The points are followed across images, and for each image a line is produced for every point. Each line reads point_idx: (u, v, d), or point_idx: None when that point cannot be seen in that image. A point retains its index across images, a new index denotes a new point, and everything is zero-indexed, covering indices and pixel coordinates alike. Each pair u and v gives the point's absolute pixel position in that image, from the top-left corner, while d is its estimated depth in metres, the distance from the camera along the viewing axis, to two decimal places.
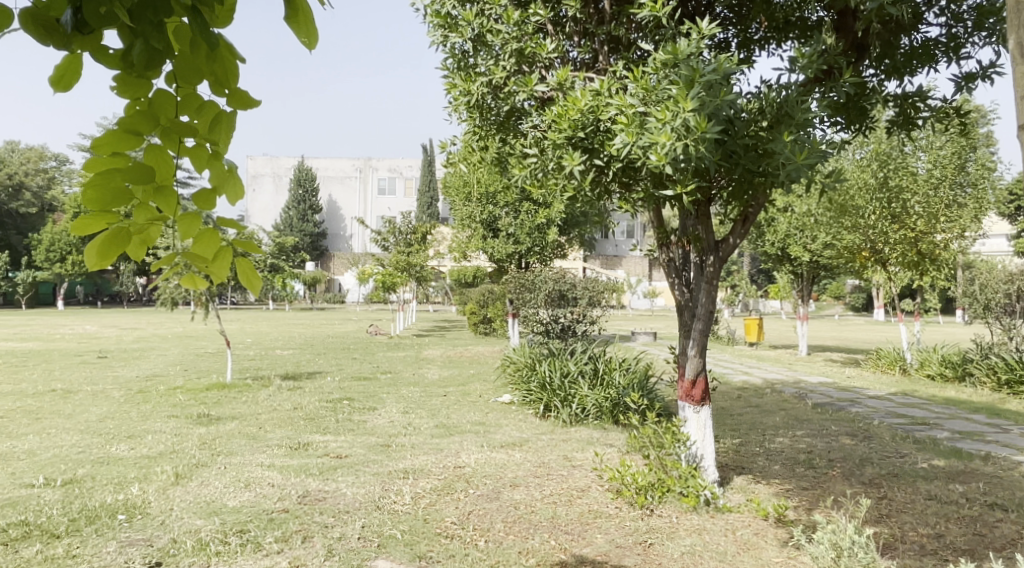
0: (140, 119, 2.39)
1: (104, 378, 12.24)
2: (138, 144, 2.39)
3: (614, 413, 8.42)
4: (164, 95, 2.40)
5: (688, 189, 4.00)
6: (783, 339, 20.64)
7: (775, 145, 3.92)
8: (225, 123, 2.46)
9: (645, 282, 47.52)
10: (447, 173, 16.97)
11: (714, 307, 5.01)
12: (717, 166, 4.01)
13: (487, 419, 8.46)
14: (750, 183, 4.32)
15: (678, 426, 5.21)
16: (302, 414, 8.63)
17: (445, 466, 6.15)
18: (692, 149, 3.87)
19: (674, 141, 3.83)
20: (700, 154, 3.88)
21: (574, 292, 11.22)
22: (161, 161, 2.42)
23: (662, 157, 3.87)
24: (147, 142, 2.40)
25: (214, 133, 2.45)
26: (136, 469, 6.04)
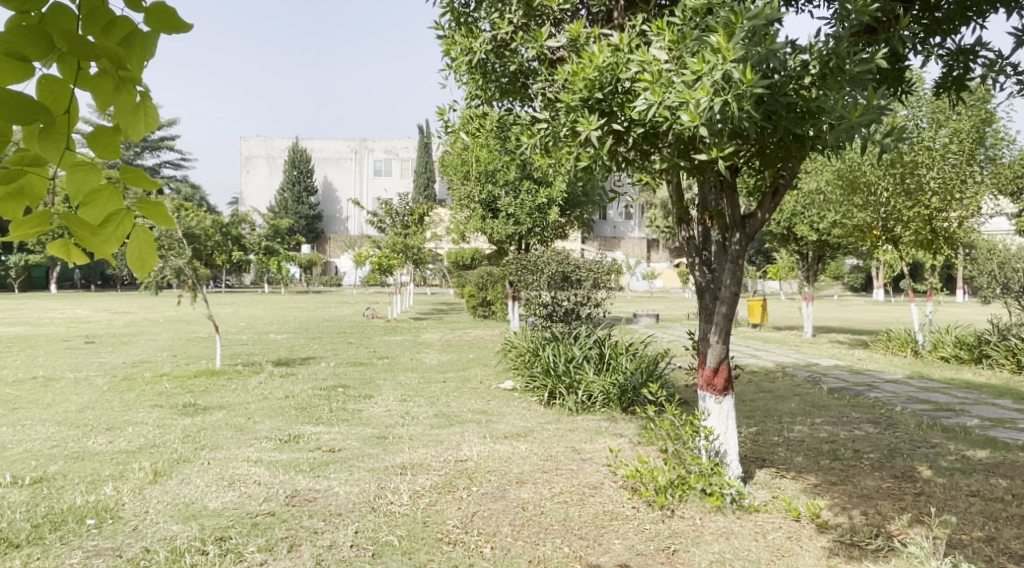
0: (25, 38, 1.96)
1: (90, 365, 11.83)
2: (27, 73, 1.96)
3: (622, 401, 8.01)
4: (60, 11, 2.02)
5: (725, 154, 3.57)
6: (787, 319, 20.28)
7: (828, 102, 3.47)
8: (140, 47, 2.11)
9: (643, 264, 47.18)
10: (444, 152, 16.49)
11: (738, 290, 4.54)
12: (756, 127, 3.59)
13: (489, 407, 8.04)
14: (789, 149, 3.90)
15: (698, 419, 4.75)
16: (294, 403, 8.21)
17: (445, 460, 5.73)
18: (730, 106, 3.44)
19: (711, 97, 3.40)
20: (740, 111, 3.45)
21: (578, 274, 10.76)
22: (59, 94, 2.01)
23: (695, 117, 3.44)
24: (41, 71, 1.97)
25: (124, 51, 2.09)
26: (112, 466, 5.64)
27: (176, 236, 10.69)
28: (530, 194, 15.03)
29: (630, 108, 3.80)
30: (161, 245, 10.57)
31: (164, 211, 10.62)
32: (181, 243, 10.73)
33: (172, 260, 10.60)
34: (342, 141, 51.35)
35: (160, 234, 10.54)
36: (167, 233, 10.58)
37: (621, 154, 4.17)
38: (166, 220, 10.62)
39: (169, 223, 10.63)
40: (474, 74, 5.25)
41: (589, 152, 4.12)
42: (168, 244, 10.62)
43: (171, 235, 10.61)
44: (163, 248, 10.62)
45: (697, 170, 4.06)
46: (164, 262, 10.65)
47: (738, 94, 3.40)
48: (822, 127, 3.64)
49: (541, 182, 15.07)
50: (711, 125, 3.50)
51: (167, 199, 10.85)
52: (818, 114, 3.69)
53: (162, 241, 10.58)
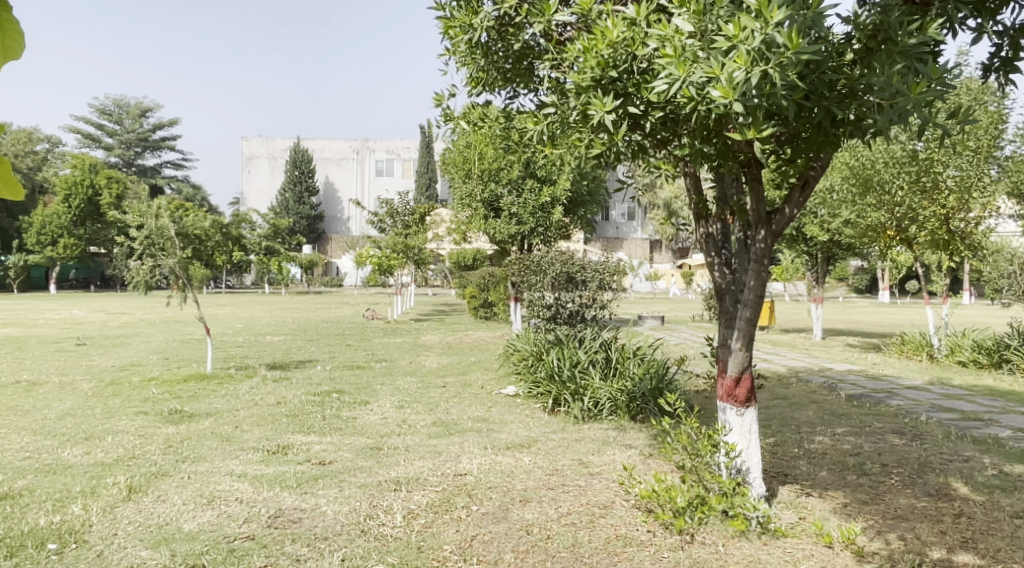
0: None
1: (79, 367, 11.48)
2: None
3: (630, 408, 7.61)
4: None
5: (762, 135, 3.25)
6: (795, 321, 19.87)
7: (880, 79, 3.25)
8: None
9: (647, 265, 46.78)
10: (447, 150, 16.12)
11: (764, 293, 4.16)
12: (795, 105, 3.28)
13: (491, 414, 7.64)
14: (830, 133, 3.61)
15: (719, 433, 4.35)
16: (285, 410, 7.82)
17: (442, 474, 5.34)
18: (770, 80, 3.14)
19: (748, 67, 3.09)
20: (780, 87, 3.16)
21: (583, 274, 10.34)
22: None
23: (728, 93, 3.14)
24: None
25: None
26: (84, 481, 5.26)
27: (167, 234, 10.31)
28: (533, 193, 14.63)
29: (650, 87, 3.48)
30: (150, 243, 10.19)
31: (154, 209, 10.24)
32: (171, 241, 10.35)
33: (162, 260, 10.21)
34: (343, 141, 50.98)
35: (149, 232, 10.16)
36: (156, 231, 10.20)
37: (637, 141, 3.84)
38: (156, 218, 10.23)
39: (159, 221, 10.25)
40: (474, 54, 4.89)
41: (602, 137, 3.78)
42: (158, 243, 10.24)
43: (161, 234, 10.23)
44: (152, 247, 10.24)
45: (724, 157, 3.74)
46: (153, 262, 10.25)
47: (781, 65, 3.10)
48: (867, 107, 3.39)
49: (544, 180, 14.67)
50: (747, 103, 3.19)
51: (157, 196, 10.47)
52: (863, 94, 3.45)
53: (152, 239, 10.20)
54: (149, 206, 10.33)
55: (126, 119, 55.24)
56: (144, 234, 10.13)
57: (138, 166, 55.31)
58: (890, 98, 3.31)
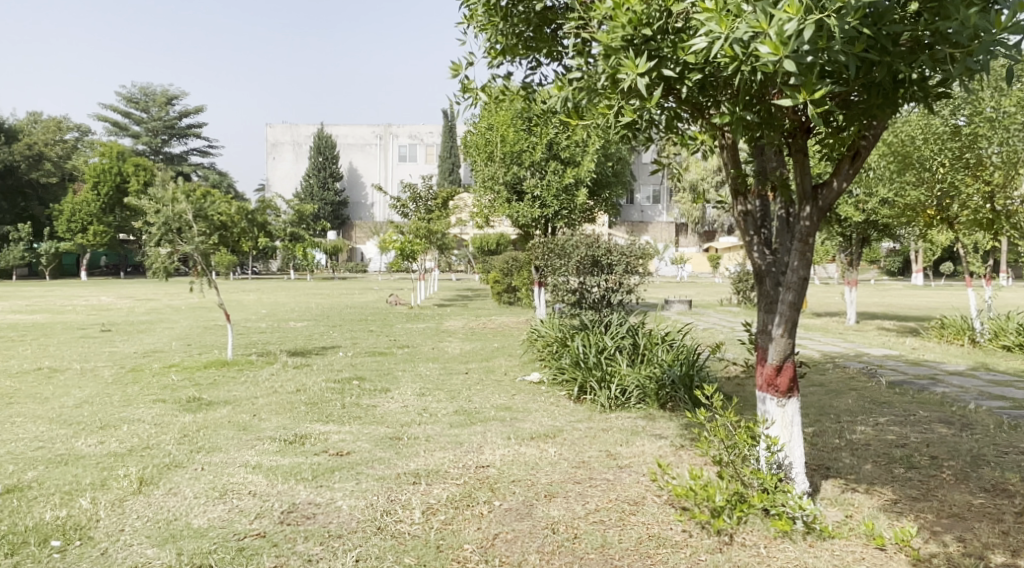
0: None
1: (101, 354, 11.39)
2: None
3: (659, 396, 7.33)
4: None
5: (816, 96, 3.00)
6: (826, 305, 19.41)
7: (957, 24, 3.05)
8: None
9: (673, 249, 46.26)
10: (469, 132, 15.86)
11: (808, 275, 3.87)
12: (851, 58, 3.03)
13: (514, 403, 7.40)
14: (892, 90, 3.41)
15: (759, 427, 4.08)
16: (304, 398, 7.63)
17: (464, 466, 5.11)
18: (825, 33, 2.90)
19: (801, 18, 2.83)
20: (836, 40, 2.92)
21: (609, 258, 10.03)
22: None
23: (777, 47, 2.88)
24: None
25: None
26: (95, 473, 5.09)
27: (184, 220, 10.09)
28: (556, 175, 14.31)
29: (688, 47, 3.22)
30: (167, 229, 9.98)
31: (171, 194, 10.01)
32: (189, 226, 10.16)
33: (179, 245, 10.01)
34: (367, 126, 50.86)
35: (166, 217, 9.94)
36: (172, 217, 9.97)
37: (672, 108, 3.59)
38: (172, 203, 10.01)
39: (176, 206, 10.03)
40: (494, 17, 4.62)
41: (633, 104, 3.53)
42: (175, 227, 10.02)
43: (178, 219, 10.03)
44: (169, 233, 10.02)
45: (769, 123, 3.47)
46: (170, 247, 10.03)
47: (839, 12, 2.86)
48: (937, 60, 3.22)
49: (569, 162, 14.34)
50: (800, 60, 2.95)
51: (174, 181, 10.25)
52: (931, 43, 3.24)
53: (169, 224, 9.99)
54: (166, 190, 10.11)
55: (152, 107, 55.49)
56: (161, 219, 9.90)
57: (165, 154, 55.64)
58: (969, 44, 3.12)
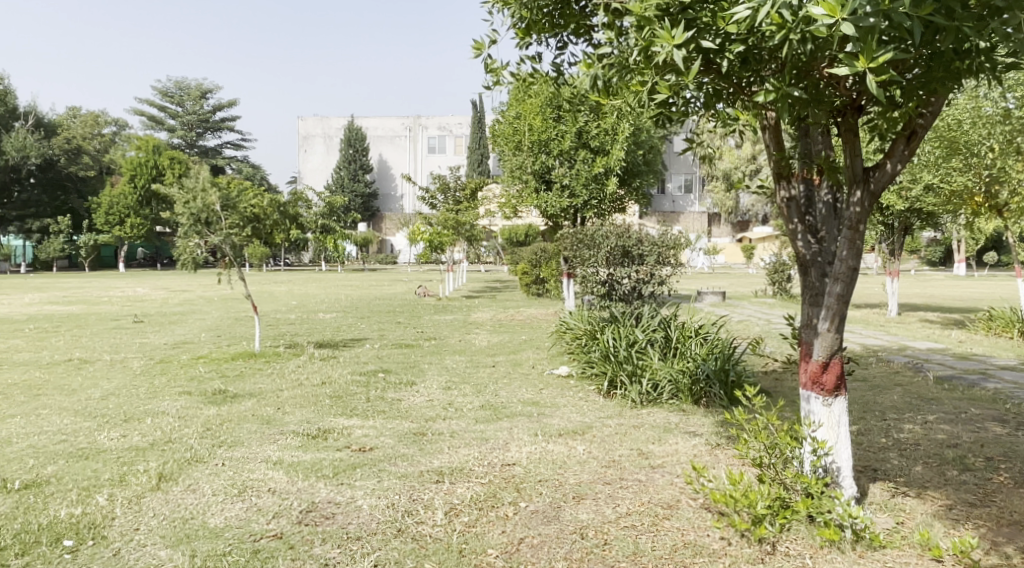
0: None
1: (130, 345, 11.40)
2: None
3: (692, 392, 7.06)
4: None
5: (877, 62, 2.73)
6: (864, 297, 18.97)
7: None
8: None
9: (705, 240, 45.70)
10: (498, 121, 15.65)
11: (857, 265, 3.64)
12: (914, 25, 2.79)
13: (541, 397, 7.22)
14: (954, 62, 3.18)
15: (804, 429, 3.89)
16: (328, 391, 7.51)
17: (489, 464, 4.96)
18: None
19: None
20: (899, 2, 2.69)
21: (640, 248, 9.76)
22: None
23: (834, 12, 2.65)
24: None
25: None
26: (115, 468, 4.98)
27: (212, 211, 9.97)
28: (586, 164, 14.05)
29: (731, 15, 2.99)
30: (195, 220, 9.86)
31: (200, 184, 9.88)
32: (218, 217, 10.02)
33: (208, 236, 9.89)
34: (397, 118, 50.90)
35: (194, 208, 9.81)
36: (200, 207, 9.84)
37: (710, 86, 3.39)
38: (201, 194, 9.89)
39: (204, 196, 9.91)
40: None
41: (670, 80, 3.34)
42: (203, 219, 9.90)
43: (206, 210, 9.91)
44: (197, 224, 9.90)
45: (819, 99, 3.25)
46: (198, 237, 9.89)
47: None
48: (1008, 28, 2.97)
49: (599, 151, 14.08)
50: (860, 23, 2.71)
51: (203, 171, 10.13)
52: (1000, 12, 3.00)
53: (197, 215, 9.87)
54: (194, 180, 10.00)
55: (186, 100, 55.97)
56: (188, 210, 9.78)
57: (199, 147, 56.21)
58: None
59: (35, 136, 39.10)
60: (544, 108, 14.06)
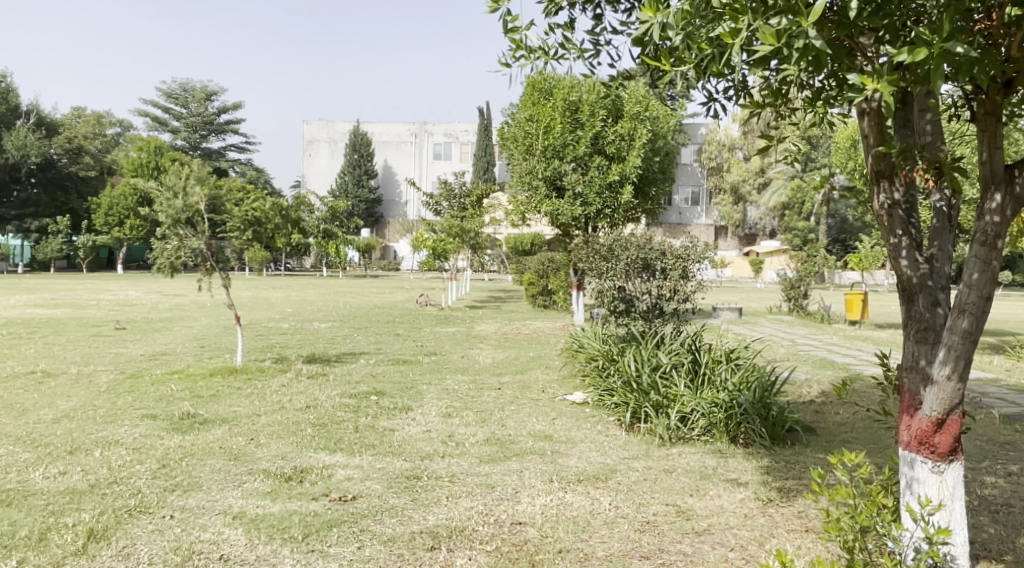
0: None
1: (106, 356, 10.50)
2: None
3: (729, 428, 6.12)
4: None
5: None
6: (886, 317, 18.14)
7: None
8: None
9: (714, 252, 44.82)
10: (507, 124, 14.82)
11: (992, 293, 2.80)
12: None
13: (555, 431, 6.32)
14: None
15: (920, 511, 2.94)
16: (313, 417, 6.62)
17: (494, 523, 4.11)
18: None
19: None
20: None
21: (663, 262, 8.85)
22: None
23: None
24: None
25: None
26: (39, 520, 4.09)
27: (196, 210, 8.85)
28: (600, 170, 13.18)
29: None
30: (177, 220, 8.71)
31: (183, 182, 8.79)
32: (202, 219, 8.91)
33: (190, 237, 8.72)
34: (403, 124, 50.23)
35: (175, 207, 8.67)
36: (182, 207, 8.71)
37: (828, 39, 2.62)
38: (184, 192, 8.78)
39: (188, 195, 8.82)
40: None
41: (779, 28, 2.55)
42: (185, 219, 8.76)
43: (188, 210, 8.79)
44: (178, 224, 8.74)
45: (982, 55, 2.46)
46: (178, 239, 8.73)
47: None
48: None
49: (614, 158, 13.24)
50: None
51: (187, 169, 9.06)
52: None
53: (177, 216, 8.70)
54: (178, 178, 8.96)
55: (191, 102, 55.31)
56: (169, 210, 8.65)
57: (203, 150, 55.46)
58: None
59: (38, 135, 38.35)
60: (560, 110, 13.19)
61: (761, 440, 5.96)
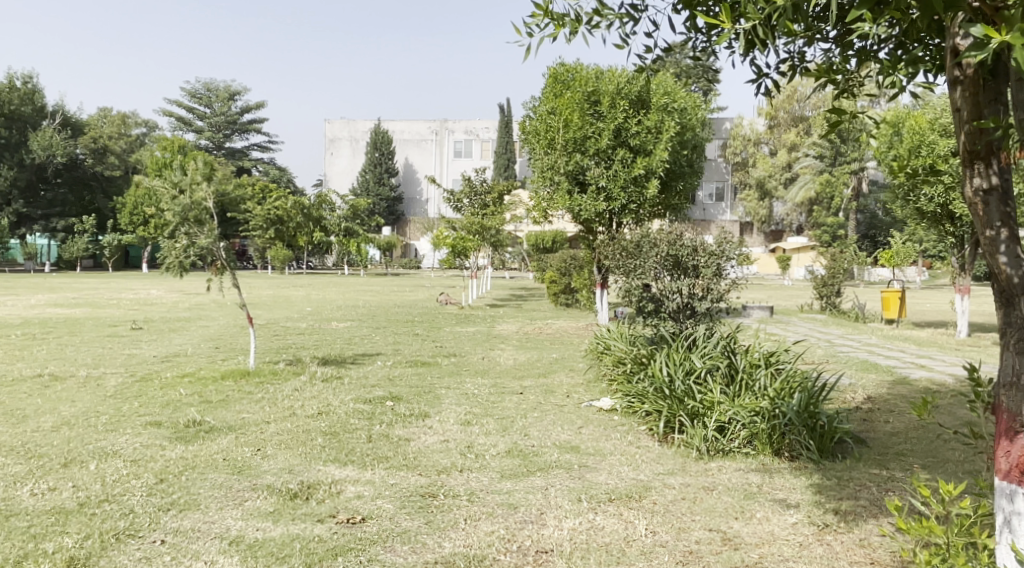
0: None
1: (118, 358, 10.19)
2: None
3: (772, 440, 5.66)
4: None
5: None
6: (921, 316, 17.53)
7: None
8: None
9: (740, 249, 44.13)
10: (529, 118, 14.39)
11: None
12: None
13: (582, 442, 5.90)
14: None
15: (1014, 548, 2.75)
16: (323, 426, 6.22)
17: (518, 553, 3.72)
18: None
19: None
20: None
21: (695, 259, 8.35)
22: None
23: None
24: None
25: None
26: (19, 545, 3.73)
27: (204, 208, 8.42)
28: (625, 165, 12.71)
29: None
30: (184, 218, 8.30)
31: (190, 177, 8.33)
32: (210, 217, 8.48)
33: (199, 237, 8.38)
34: (424, 122, 49.95)
35: (182, 205, 8.24)
36: (190, 204, 8.28)
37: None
38: (190, 189, 8.35)
39: (194, 191, 8.39)
40: None
41: None
42: (193, 217, 8.34)
43: (195, 207, 8.36)
44: (186, 223, 8.36)
45: None
46: (187, 237, 8.36)
47: None
48: None
49: (639, 151, 12.77)
50: None
51: (192, 163, 8.62)
52: None
53: (185, 214, 8.29)
54: (183, 173, 8.49)
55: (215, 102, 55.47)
56: (175, 208, 8.22)
57: (227, 149, 55.57)
58: None
59: (64, 135, 38.50)
60: (583, 103, 12.73)
61: (809, 454, 5.50)
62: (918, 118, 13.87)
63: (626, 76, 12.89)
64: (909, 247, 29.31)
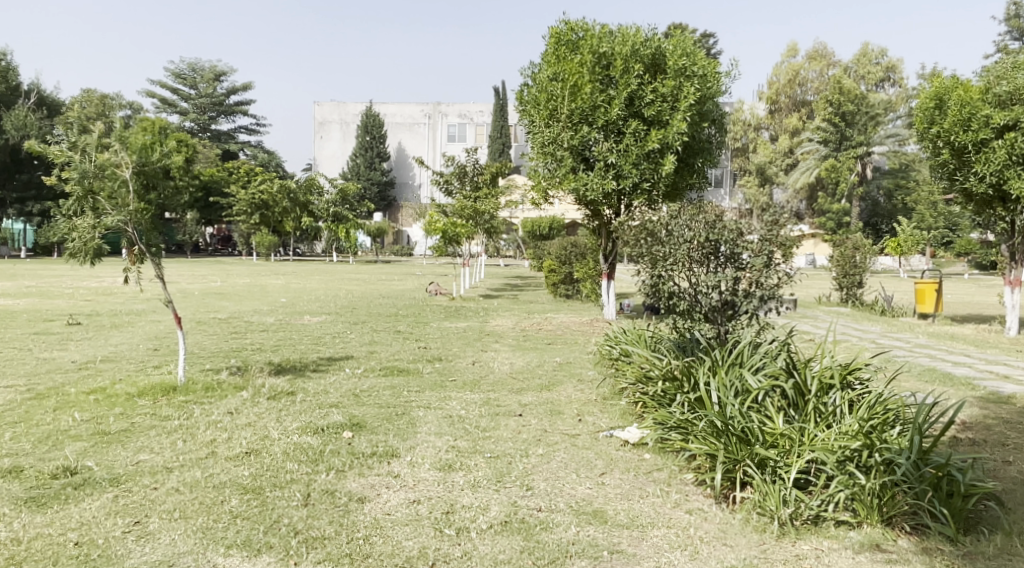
0: None
1: (30, 363, 8.39)
2: None
3: (882, 504, 3.92)
4: None
5: None
6: (960, 310, 15.85)
7: None
8: None
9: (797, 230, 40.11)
10: (528, 86, 12.54)
11: None
12: None
13: (606, 503, 4.16)
14: None
15: None
16: (246, 477, 4.46)
17: None
18: None
19: None
20: None
21: (738, 244, 6.55)
22: None
23: None
24: None
25: None
26: None
27: (116, 175, 6.59)
28: (637, 138, 10.92)
29: None
30: (87, 189, 6.49)
31: (99, 137, 6.56)
32: (125, 187, 6.63)
33: (108, 212, 6.56)
34: (415, 105, 47.99)
35: (83, 170, 6.43)
36: (94, 170, 6.48)
37: None
38: (98, 152, 6.56)
39: (101, 155, 6.54)
40: None
41: None
42: (98, 188, 6.52)
43: (105, 174, 6.55)
44: (92, 196, 6.56)
45: None
46: (94, 215, 6.53)
47: None
48: None
49: (654, 123, 11.01)
50: None
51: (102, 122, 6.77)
52: None
53: (88, 184, 6.48)
54: (85, 132, 6.69)
55: (200, 83, 53.07)
56: (74, 174, 6.41)
57: (213, 132, 53.39)
58: None
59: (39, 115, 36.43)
60: (591, 68, 10.97)
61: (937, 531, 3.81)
62: (964, 87, 11.93)
63: (640, 35, 11.08)
64: (920, 233, 27.73)
